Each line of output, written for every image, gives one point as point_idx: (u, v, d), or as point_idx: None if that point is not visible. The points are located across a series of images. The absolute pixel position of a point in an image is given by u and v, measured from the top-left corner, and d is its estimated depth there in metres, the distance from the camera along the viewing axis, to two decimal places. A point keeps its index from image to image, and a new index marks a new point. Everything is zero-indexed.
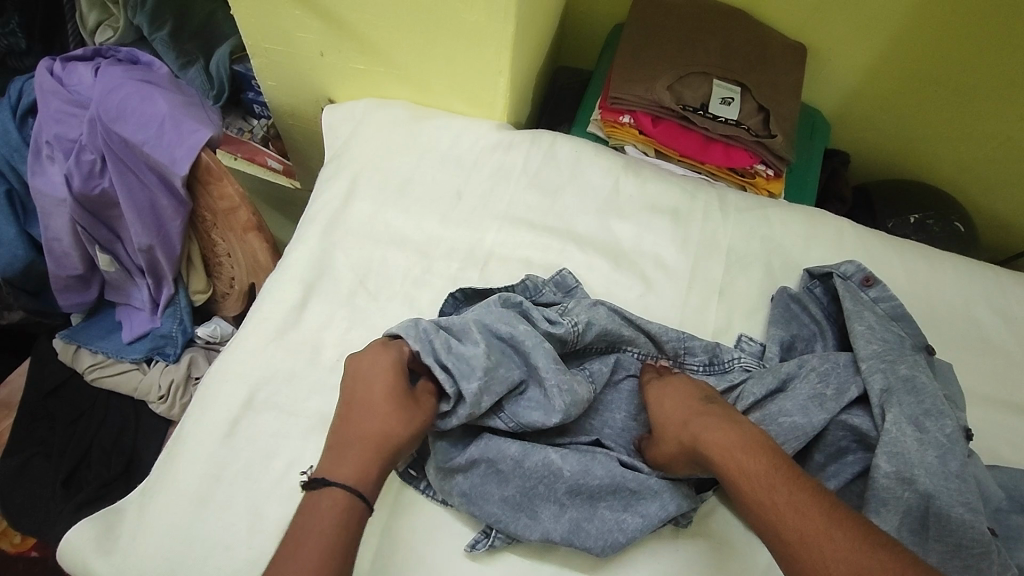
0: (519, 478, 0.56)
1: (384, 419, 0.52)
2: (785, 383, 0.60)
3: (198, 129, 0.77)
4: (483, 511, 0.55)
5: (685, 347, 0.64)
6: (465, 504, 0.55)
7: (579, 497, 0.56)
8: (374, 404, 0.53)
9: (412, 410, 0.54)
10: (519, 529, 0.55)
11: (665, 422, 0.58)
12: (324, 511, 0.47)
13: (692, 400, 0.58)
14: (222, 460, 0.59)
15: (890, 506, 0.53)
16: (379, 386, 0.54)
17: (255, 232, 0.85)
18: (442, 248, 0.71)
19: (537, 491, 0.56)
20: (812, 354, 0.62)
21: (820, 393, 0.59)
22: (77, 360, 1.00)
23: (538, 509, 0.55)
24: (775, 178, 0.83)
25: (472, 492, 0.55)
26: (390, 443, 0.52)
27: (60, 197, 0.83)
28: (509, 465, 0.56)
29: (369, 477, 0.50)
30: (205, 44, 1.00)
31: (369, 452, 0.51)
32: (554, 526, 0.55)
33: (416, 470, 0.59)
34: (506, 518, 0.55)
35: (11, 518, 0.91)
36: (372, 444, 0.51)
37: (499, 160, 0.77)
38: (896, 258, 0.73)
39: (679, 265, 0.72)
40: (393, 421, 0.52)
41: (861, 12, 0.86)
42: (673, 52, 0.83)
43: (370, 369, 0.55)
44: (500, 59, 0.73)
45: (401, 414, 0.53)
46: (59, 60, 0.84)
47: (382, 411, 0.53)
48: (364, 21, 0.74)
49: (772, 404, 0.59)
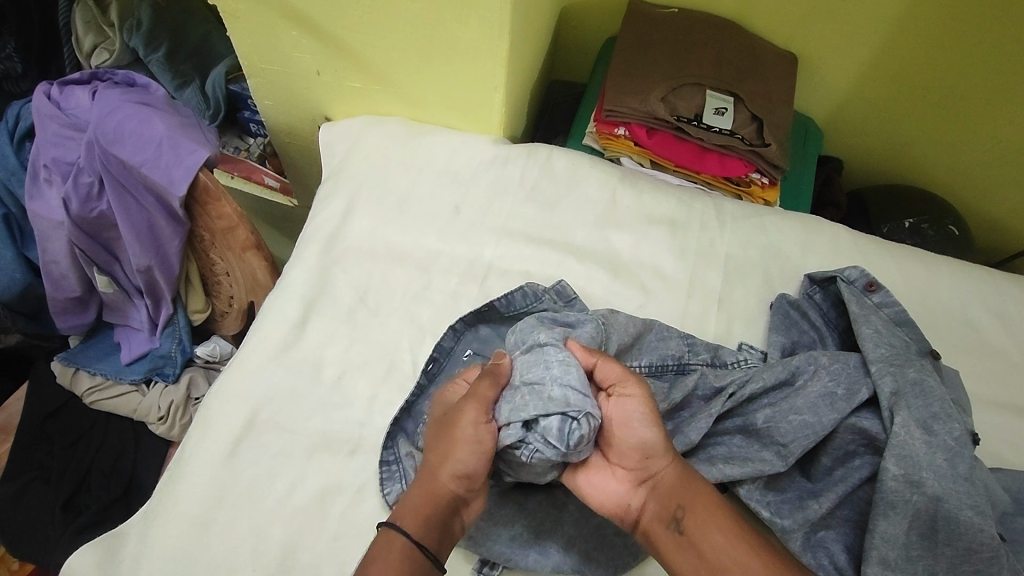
0: (525, 517, 0.57)
1: (429, 451, 0.54)
2: (797, 385, 0.61)
3: (196, 149, 0.77)
4: (491, 552, 0.55)
5: (686, 347, 0.65)
6: (470, 547, 0.55)
7: (585, 527, 0.57)
8: (430, 431, 0.55)
9: (451, 428, 0.53)
10: (529, 565, 0.55)
11: (655, 398, 0.54)
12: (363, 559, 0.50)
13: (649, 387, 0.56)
14: (224, 481, 0.59)
15: (898, 509, 0.53)
16: (437, 415, 0.55)
17: (254, 251, 0.85)
18: (441, 262, 0.71)
19: (544, 525, 0.56)
20: (823, 352, 0.62)
21: (831, 391, 0.59)
22: (75, 383, 0.99)
23: (546, 544, 0.56)
24: (770, 186, 0.84)
25: (478, 534, 0.55)
26: (429, 475, 0.52)
27: (58, 220, 0.84)
28: (509, 509, 0.57)
29: (419, 521, 0.50)
30: (200, 64, 1.01)
31: (418, 489, 0.52)
32: (562, 558, 0.55)
33: None
34: (514, 555, 0.55)
35: (9, 546, 0.89)
36: (423, 480, 0.52)
37: (496, 174, 0.77)
38: (893, 263, 0.74)
39: (677, 274, 0.72)
40: (433, 454, 0.53)
41: (848, 19, 0.88)
42: (665, 64, 0.84)
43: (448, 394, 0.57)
44: (495, 74, 0.74)
45: (438, 443, 0.53)
46: (56, 84, 0.84)
47: (429, 443, 0.54)
48: (360, 42, 0.75)
49: (783, 400, 0.60)
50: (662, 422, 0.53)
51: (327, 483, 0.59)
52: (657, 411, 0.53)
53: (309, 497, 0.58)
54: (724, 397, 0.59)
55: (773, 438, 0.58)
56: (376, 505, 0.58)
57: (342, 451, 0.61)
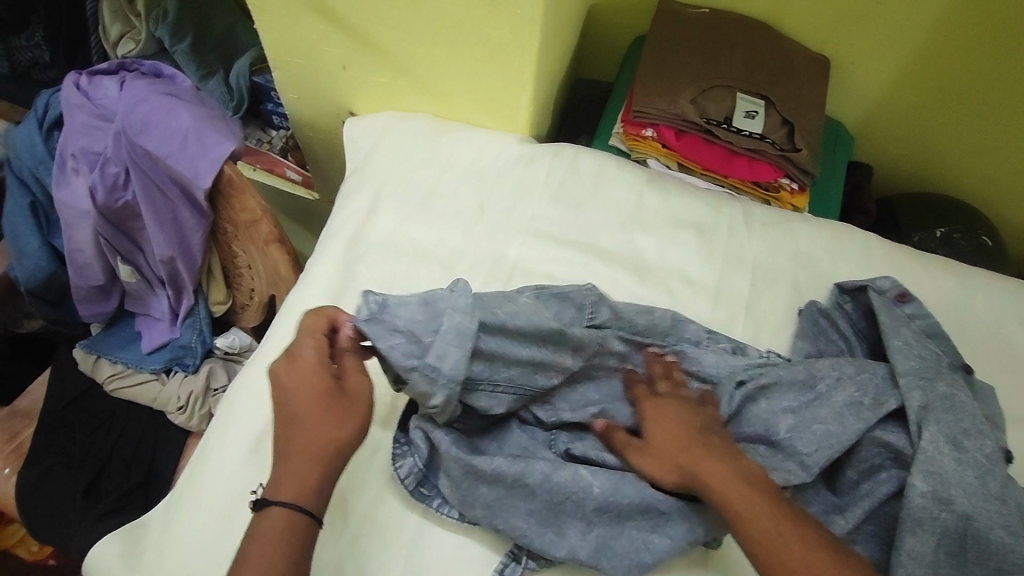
0: (547, 493, 0.55)
1: (315, 420, 0.50)
2: (820, 390, 0.60)
3: (222, 142, 0.77)
4: (508, 525, 0.54)
5: (708, 336, 0.65)
6: (488, 517, 0.54)
7: (607, 515, 0.55)
8: (308, 400, 0.51)
9: (349, 404, 0.52)
10: (545, 545, 0.54)
11: (657, 445, 0.55)
12: (270, 538, 0.46)
13: (670, 421, 0.57)
14: (246, 476, 0.59)
15: (926, 526, 0.51)
16: (314, 382, 0.52)
17: (276, 244, 0.85)
18: (465, 261, 0.71)
19: (564, 507, 0.55)
20: (849, 361, 0.61)
21: (857, 401, 0.58)
22: (96, 371, 1.00)
23: (564, 526, 0.55)
24: (800, 193, 0.82)
25: (496, 505, 0.55)
26: (319, 446, 0.50)
27: (83, 209, 0.85)
28: (536, 480, 0.54)
29: (318, 491, 0.49)
30: (225, 56, 1.02)
31: (312, 460, 0.49)
32: (580, 544, 0.54)
33: (428, 489, 0.58)
34: (531, 533, 0.54)
35: (30, 524, 0.91)
36: (315, 450, 0.50)
37: (521, 174, 0.76)
38: (923, 273, 0.72)
39: (704, 278, 0.71)
40: (325, 423, 0.50)
41: (891, 19, 0.85)
42: (695, 65, 0.83)
43: (306, 357, 0.53)
44: (522, 73, 0.73)
45: (333, 410, 0.51)
46: (85, 75, 0.85)
47: (309, 411, 0.51)
48: (386, 36, 0.74)
49: (807, 411, 0.59)
50: (672, 462, 0.54)
51: (348, 482, 0.59)
52: (656, 458, 0.55)
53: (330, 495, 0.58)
54: (736, 384, 0.60)
55: (795, 450, 0.57)
56: (393, 505, 0.58)
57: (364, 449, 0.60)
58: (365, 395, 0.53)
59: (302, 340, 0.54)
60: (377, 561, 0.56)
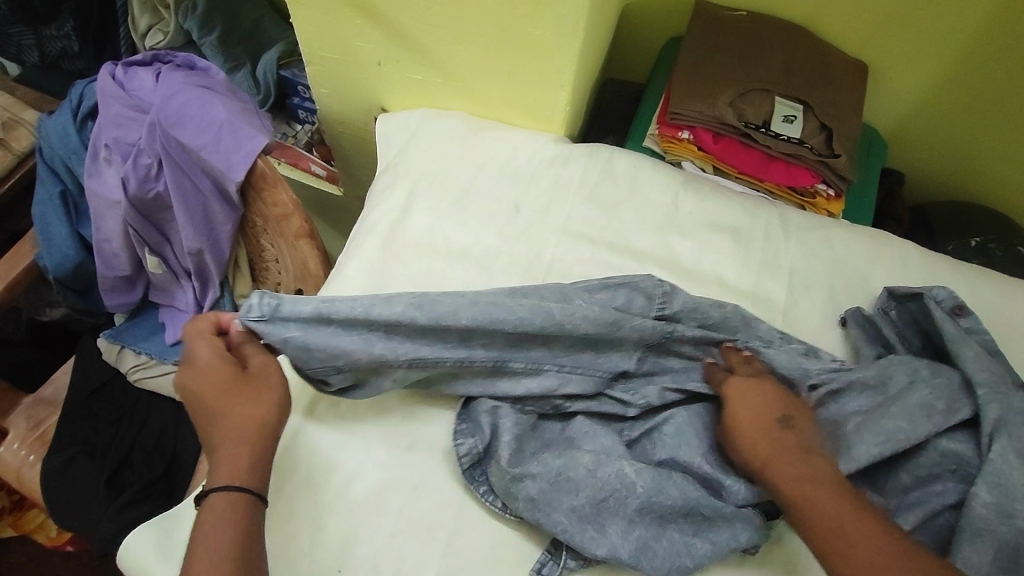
0: (591, 488, 0.54)
1: (231, 407, 0.53)
2: (892, 392, 0.60)
3: (255, 136, 0.77)
4: (550, 520, 0.54)
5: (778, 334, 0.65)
6: (530, 510, 0.54)
7: (648, 516, 0.54)
8: (217, 392, 0.54)
9: (258, 388, 0.55)
10: (585, 541, 0.53)
11: (741, 435, 0.57)
12: (222, 521, 0.48)
13: (764, 411, 0.58)
14: (281, 469, 0.59)
15: (984, 538, 0.51)
16: (216, 375, 0.54)
17: (307, 239, 0.82)
18: (500, 260, 0.71)
19: (606, 505, 0.54)
20: (924, 364, 0.61)
21: (923, 406, 0.58)
22: (120, 361, 1.01)
23: (605, 524, 0.54)
24: (835, 199, 0.81)
25: (540, 498, 0.54)
26: (244, 429, 0.53)
27: (114, 199, 0.85)
28: (581, 474, 0.55)
29: (256, 469, 0.52)
30: (252, 49, 1.01)
31: (243, 442, 0.52)
32: (620, 543, 0.53)
33: (474, 478, 0.58)
34: (573, 529, 0.53)
35: (57, 515, 0.91)
36: (243, 433, 0.52)
37: (556, 174, 0.76)
38: (964, 282, 0.72)
39: (739, 283, 0.71)
40: (242, 406, 0.53)
41: (932, 28, 0.85)
42: (732, 68, 0.82)
43: (201, 359, 0.55)
44: (562, 73, 0.73)
45: (240, 394, 0.54)
46: (121, 65, 0.85)
47: (222, 401, 0.53)
48: (424, 33, 0.74)
49: (873, 414, 0.59)
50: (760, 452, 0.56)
51: (386, 478, 0.59)
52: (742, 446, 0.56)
53: (368, 489, 0.58)
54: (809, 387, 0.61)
55: (850, 450, 0.57)
56: (432, 501, 0.58)
57: (401, 445, 0.60)
58: (271, 372, 0.56)
59: (196, 343, 0.56)
60: (412, 561, 0.55)
